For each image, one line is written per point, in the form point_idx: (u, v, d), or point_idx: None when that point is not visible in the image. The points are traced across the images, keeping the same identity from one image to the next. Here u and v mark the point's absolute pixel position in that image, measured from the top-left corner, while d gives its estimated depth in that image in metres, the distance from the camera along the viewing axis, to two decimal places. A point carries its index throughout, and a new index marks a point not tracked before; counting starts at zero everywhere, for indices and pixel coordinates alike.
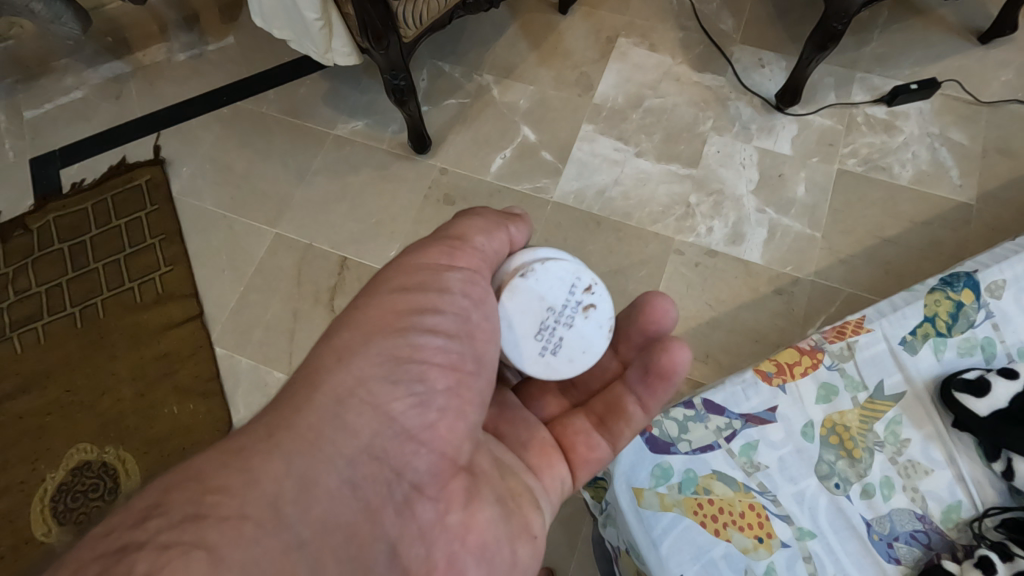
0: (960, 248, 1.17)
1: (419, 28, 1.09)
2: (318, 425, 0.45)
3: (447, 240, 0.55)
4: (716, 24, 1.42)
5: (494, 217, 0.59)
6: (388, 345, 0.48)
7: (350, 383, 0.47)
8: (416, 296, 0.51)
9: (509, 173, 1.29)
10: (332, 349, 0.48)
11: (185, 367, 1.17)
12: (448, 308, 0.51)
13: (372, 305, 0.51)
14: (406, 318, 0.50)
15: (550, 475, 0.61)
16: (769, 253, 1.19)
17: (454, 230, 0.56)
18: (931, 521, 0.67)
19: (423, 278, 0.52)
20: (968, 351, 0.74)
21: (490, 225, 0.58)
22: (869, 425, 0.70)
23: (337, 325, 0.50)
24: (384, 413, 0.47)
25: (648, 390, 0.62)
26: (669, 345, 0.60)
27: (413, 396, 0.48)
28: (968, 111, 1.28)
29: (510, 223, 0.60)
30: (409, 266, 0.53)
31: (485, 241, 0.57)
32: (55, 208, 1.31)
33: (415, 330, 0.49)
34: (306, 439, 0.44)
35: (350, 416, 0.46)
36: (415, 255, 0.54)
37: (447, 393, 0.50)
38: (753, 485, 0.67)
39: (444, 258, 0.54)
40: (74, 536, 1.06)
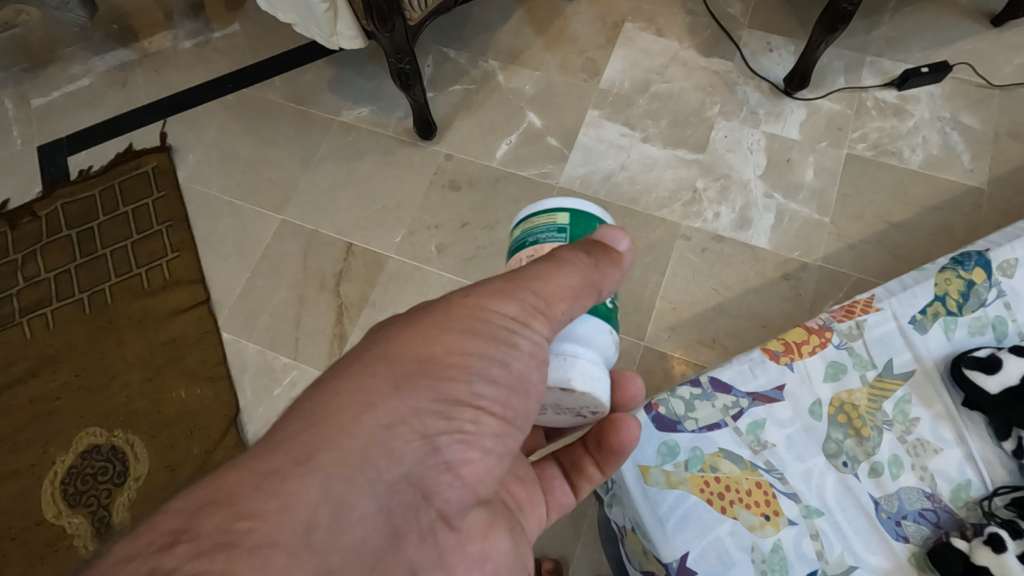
0: (971, 232, 1.16)
1: (424, 11, 1.08)
2: (365, 439, 0.40)
3: (536, 287, 0.47)
4: (723, 9, 1.40)
5: (599, 275, 0.50)
6: (448, 388, 0.43)
7: (404, 413, 0.42)
8: (480, 345, 0.45)
9: (515, 158, 1.28)
10: (392, 366, 0.43)
11: (193, 352, 1.18)
12: (516, 366, 0.46)
13: (440, 341, 0.45)
14: (469, 372, 0.44)
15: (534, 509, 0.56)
16: (777, 239, 1.18)
17: (547, 282, 0.48)
18: (940, 499, 0.67)
19: (495, 333, 0.46)
20: (978, 330, 0.73)
21: (584, 284, 0.49)
22: (878, 404, 0.70)
23: (397, 347, 0.44)
24: (428, 441, 0.42)
25: (601, 456, 0.58)
26: (618, 422, 0.56)
27: (461, 431, 0.44)
28: (981, 95, 1.27)
29: (607, 287, 0.51)
30: (486, 310, 0.46)
31: (571, 308, 0.48)
32: (63, 195, 1.32)
33: (476, 378, 0.45)
34: (350, 463, 0.39)
35: (399, 442, 0.41)
36: (493, 302, 0.47)
37: (495, 438, 0.45)
38: (760, 463, 0.67)
39: (520, 315, 0.47)
40: (86, 517, 1.07)
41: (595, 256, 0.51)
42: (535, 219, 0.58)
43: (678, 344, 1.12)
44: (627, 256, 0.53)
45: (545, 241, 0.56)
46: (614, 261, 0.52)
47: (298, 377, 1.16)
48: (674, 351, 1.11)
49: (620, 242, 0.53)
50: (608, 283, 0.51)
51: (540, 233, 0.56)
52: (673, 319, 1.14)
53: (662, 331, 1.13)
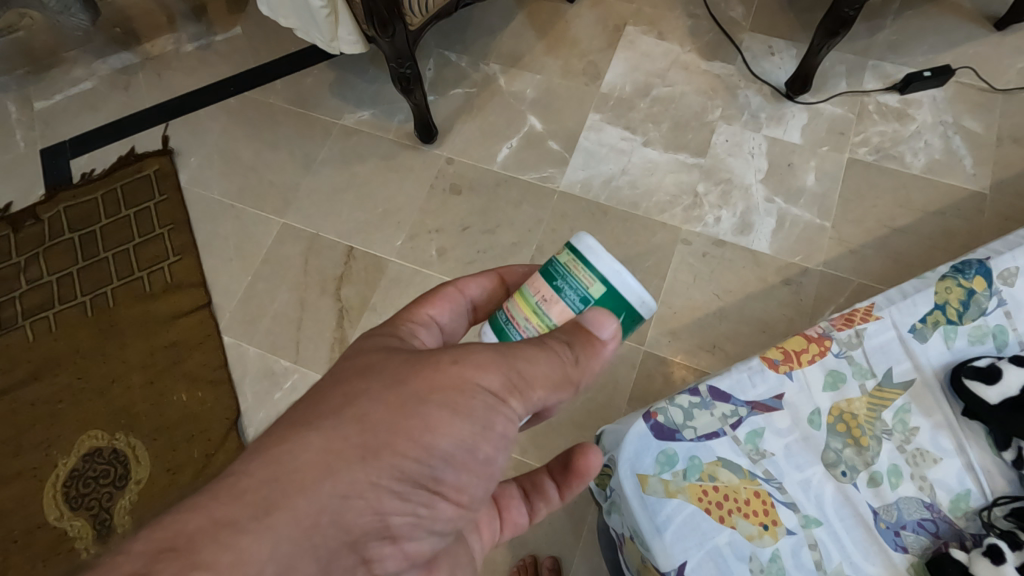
0: (973, 238, 1.15)
1: (426, 15, 1.08)
2: (321, 507, 0.39)
3: (518, 370, 0.45)
4: (726, 11, 1.40)
5: (583, 368, 0.47)
6: (413, 469, 0.42)
7: (362, 488, 0.40)
8: (457, 427, 0.43)
9: (515, 162, 1.28)
10: (363, 435, 0.41)
11: (194, 356, 1.18)
12: (485, 451, 0.45)
13: (418, 416, 0.42)
14: (435, 456, 0.43)
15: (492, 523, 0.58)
16: (778, 243, 1.18)
17: (528, 366, 0.45)
18: (939, 509, 0.67)
19: (474, 412, 0.43)
20: (979, 339, 0.73)
21: (566, 375, 0.46)
22: (877, 413, 0.70)
23: (377, 415, 0.42)
24: (380, 519, 0.41)
25: (564, 480, 0.58)
26: (585, 447, 0.56)
27: (414, 515, 0.43)
28: (983, 99, 1.26)
29: (587, 380, 0.48)
30: (468, 384, 0.43)
31: (546, 394, 0.46)
32: (66, 198, 1.32)
33: (439, 462, 0.43)
34: (302, 525, 0.38)
35: (351, 515, 0.40)
36: (476, 375, 0.44)
37: (447, 520, 0.45)
38: (758, 472, 0.67)
39: (498, 396, 0.44)
40: (87, 520, 1.08)
41: (578, 346, 0.47)
42: (576, 267, 0.49)
43: (678, 349, 1.12)
44: (609, 344, 0.47)
45: (562, 298, 0.49)
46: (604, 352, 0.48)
47: (298, 381, 1.16)
48: (675, 355, 1.11)
49: (607, 331, 0.47)
50: (589, 375, 0.48)
51: (566, 286, 0.49)
52: (674, 323, 1.14)
53: (662, 336, 1.13)
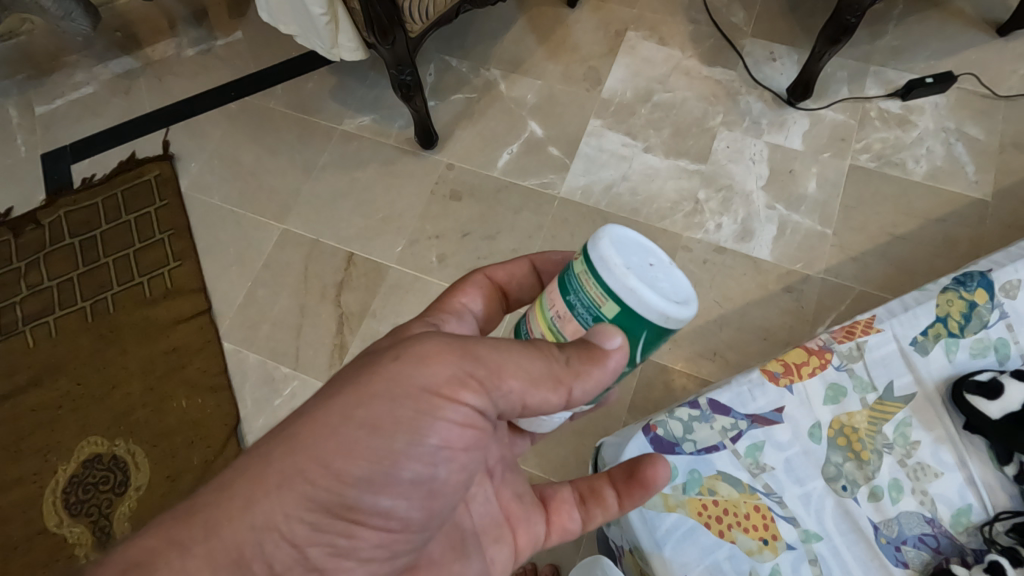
0: (975, 246, 1.15)
1: (426, 22, 1.08)
2: (239, 541, 0.42)
3: (478, 364, 0.45)
4: (727, 17, 1.40)
5: (572, 370, 0.45)
6: (328, 497, 0.43)
7: (274, 520, 0.42)
8: (387, 435, 0.44)
9: (515, 168, 1.28)
10: (279, 466, 0.43)
11: (194, 361, 1.18)
12: (411, 471, 0.45)
13: (343, 427, 0.43)
14: (349, 482, 0.44)
15: (529, 532, 0.59)
16: (779, 250, 1.17)
17: (494, 356, 0.45)
18: (940, 524, 0.66)
19: (413, 406, 0.44)
20: (981, 352, 0.72)
21: (548, 375, 0.45)
22: (878, 426, 0.69)
23: (304, 432, 0.44)
24: (297, 551, 0.43)
25: (626, 492, 0.58)
26: (654, 458, 0.56)
27: (333, 544, 0.44)
28: (985, 105, 1.26)
29: (582, 388, 0.45)
30: (405, 380, 0.44)
31: (519, 385, 0.45)
32: (66, 203, 1.32)
33: (353, 489, 0.44)
34: (230, 557, 0.41)
35: (269, 545, 0.42)
36: (421, 369, 0.44)
37: (375, 547, 0.46)
38: (758, 486, 0.67)
39: (449, 391, 0.45)
40: (86, 527, 1.08)
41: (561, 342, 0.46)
42: (588, 280, 0.44)
43: (679, 356, 1.11)
44: (614, 356, 0.44)
45: (576, 316, 0.45)
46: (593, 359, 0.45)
47: (298, 388, 1.16)
48: (675, 362, 1.11)
49: (614, 339, 0.43)
50: (581, 380, 0.45)
51: (578, 302, 0.45)
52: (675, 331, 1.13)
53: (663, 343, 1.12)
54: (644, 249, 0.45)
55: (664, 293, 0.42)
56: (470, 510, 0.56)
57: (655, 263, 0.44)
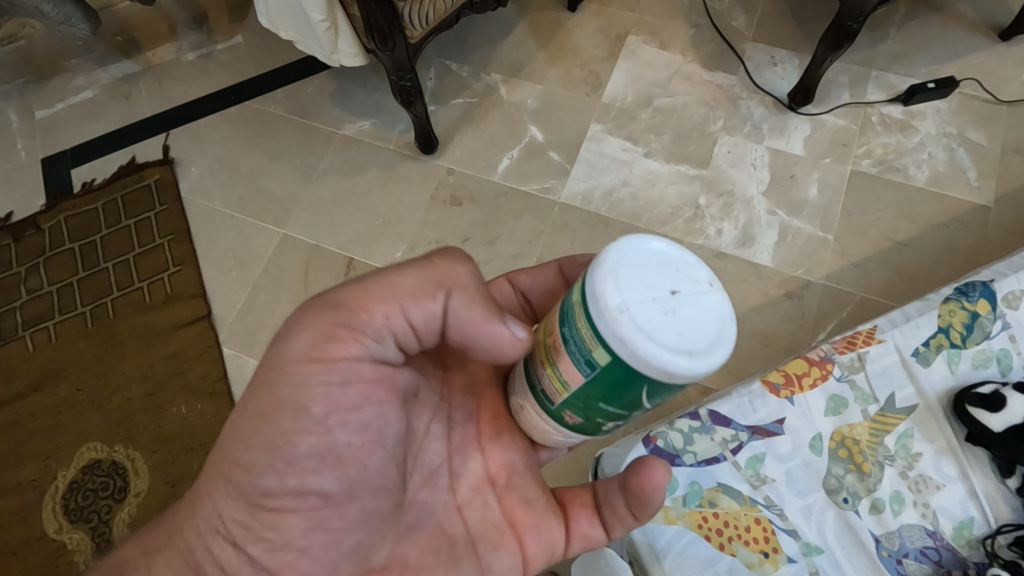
0: (977, 252, 1.15)
1: (426, 28, 1.07)
2: (193, 549, 0.51)
3: (348, 313, 0.48)
4: (728, 21, 1.39)
5: (439, 275, 0.49)
6: (245, 491, 0.48)
7: (214, 524, 0.50)
8: (274, 412, 0.47)
9: (515, 173, 1.28)
10: (209, 483, 0.50)
11: (194, 367, 1.18)
12: (311, 439, 0.48)
13: (238, 422, 0.48)
14: (260, 470, 0.48)
15: (538, 541, 0.54)
16: (780, 256, 1.17)
17: (355, 301, 0.48)
18: (942, 537, 0.66)
19: (291, 379, 0.47)
20: (983, 363, 0.72)
21: (423, 289, 0.49)
22: (880, 438, 0.69)
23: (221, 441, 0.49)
24: (240, 547, 0.50)
25: (634, 501, 0.52)
26: (649, 462, 0.50)
27: (265, 538, 0.49)
28: (988, 110, 1.25)
29: (459, 293, 0.49)
30: (280, 358, 0.48)
31: (391, 309, 0.48)
32: (66, 208, 1.32)
33: (263, 477, 0.48)
34: (187, 563, 0.51)
35: (215, 548, 0.50)
36: (284, 347, 0.48)
37: (308, 531, 0.49)
38: (759, 498, 0.66)
39: (319, 351, 0.47)
40: (85, 533, 1.08)
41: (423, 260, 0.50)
42: (580, 316, 0.41)
43: None
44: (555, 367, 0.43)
45: (569, 353, 0.43)
46: (450, 258, 0.50)
47: None
48: None
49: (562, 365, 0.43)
50: (455, 282, 0.49)
51: (571, 338, 0.42)
52: None
53: None
54: (668, 273, 0.40)
55: (665, 344, 0.38)
56: (463, 515, 0.55)
57: (672, 296, 0.39)
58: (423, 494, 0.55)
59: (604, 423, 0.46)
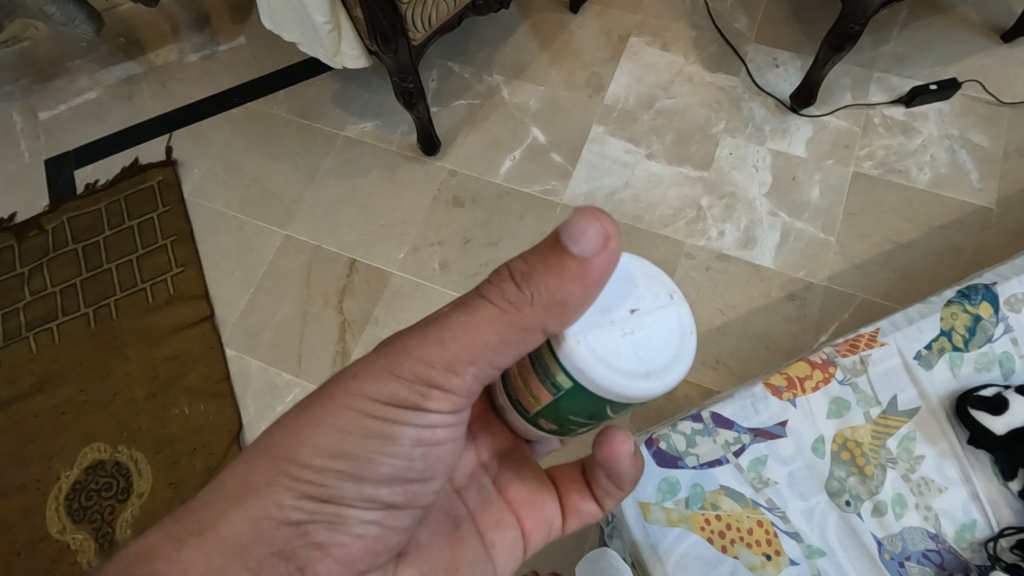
0: (978, 254, 1.15)
1: (428, 31, 1.08)
2: (233, 528, 0.45)
3: (432, 362, 0.46)
4: (730, 22, 1.39)
5: (518, 306, 0.44)
6: (310, 487, 0.47)
7: (269, 509, 0.46)
8: (357, 442, 0.47)
9: (517, 175, 1.28)
10: (268, 463, 0.46)
11: (196, 368, 1.18)
12: (389, 464, 0.48)
13: (313, 440, 0.46)
14: (331, 475, 0.47)
15: (537, 516, 0.59)
16: (782, 258, 1.17)
17: (445, 346, 0.46)
18: (945, 540, 0.66)
19: (378, 413, 0.47)
20: (985, 366, 0.72)
21: (506, 333, 0.45)
22: (882, 441, 0.69)
23: (280, 439, 0.47)
24: (294, 528, 0.47)
25: (610, 476, 0.55)
26: (609, 432, 0.52)
27: (328, 523, 0.47)
28: (990, 112, 1.25)
29: (551, 323, 0.43)
30: (361, 396, 0.47)
31: (481, 359, 0.46)
32: (69, 209, 1.32)
33: (339, 480, 0.47)
34: (227, 547, 0.45)
35: (268, 529, 0.46)
36: (374, 385, 0.47)
37: (366, 522, 0.49)
38: (761, 500, 0.66)
39: (409, 397, 0.47)
40: (88, 534, 1.08)
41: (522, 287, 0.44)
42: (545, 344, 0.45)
43: None
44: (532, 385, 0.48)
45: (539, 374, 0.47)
46: (551, 281, 0.42)
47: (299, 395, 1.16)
48: None
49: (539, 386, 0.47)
50: (536, 314, 0.43)
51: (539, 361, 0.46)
52: None
53: None
54: (627, 295, 0.44)
55: (624, 369, 0.42)
56: (462, 497, 0.58)
57: (630, 317, 0.43)
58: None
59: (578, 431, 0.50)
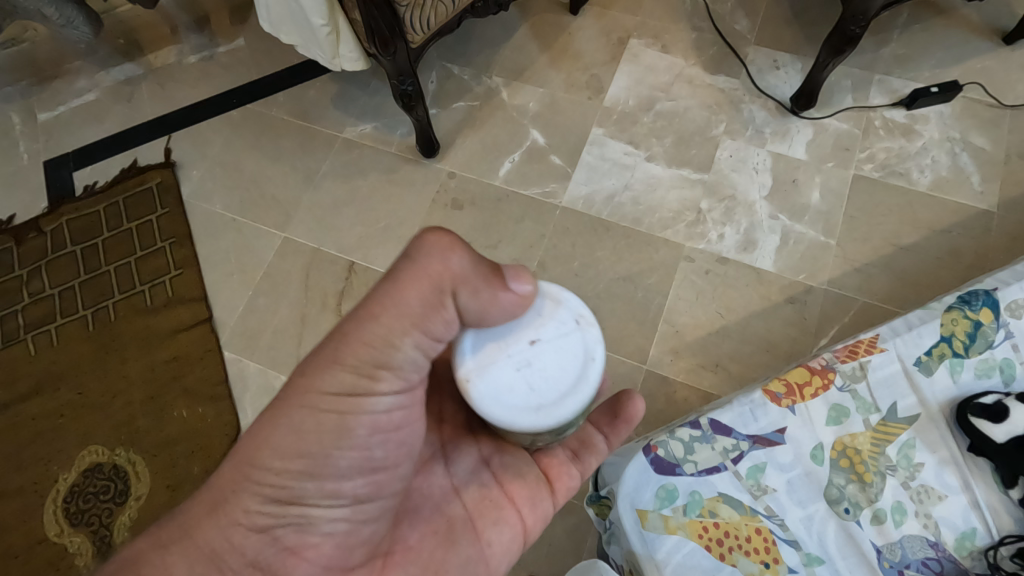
0: (980, 258, 1.14)
1: (427, 33, 1.07)
2: (212, 537, 0.48)
3: (370, 343, 0.47)
4: (730, 24, 1.39)
5: (438, 278, 0.47)
6: (274, 492, 0.49)
7: (237, 517, 0.49)
8: (313, 440, 0.48)
9: (516, 177, 1.28)
10: (235, 473, 0.49)
11: (195, 371, 1.18)
12: (349, 457, 0.49)
13: (272, 443, 0.48)
14: (292, 476, 0.48)
15: (534, 512, 0.62)
16: (782, 262, 1.17)
17: (382, 323, 0.47)
18: (944, 548, 0.66)
19: (332, 408, 0.48)
20: (985, 372, 0.72)
21: (430, 304, 0.47)
22: (881, 448, 0.69)
23: (242, 446, 0.48)
24: (265, 534, 0.50)
25: (612, 428, 0.66)
26: (631, 395, 0.66)
27: (296, 526, 0.50)
28: (991, 115, 1.25)
29: (465, 292, 0.47)
30: (315, 390, 0.48)
31: (419, 332, 0.48)
32: (68, 211, 1.32)
33: (300, 480, 0.49)
34: (203, 555, 0.48)
35: (239, 538, 0.49)
36: (323, 379, 0.47)
37: (334, 521, 0.51)
38: (760, 508, 0.66)
39: (356, 383, 0.48)
40: (85, 537, 1.08)
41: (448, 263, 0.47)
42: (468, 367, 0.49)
43: (681, 368, 1.11)
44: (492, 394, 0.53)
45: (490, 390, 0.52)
46: (475, 260, 0.47)
47: None
48: (676, 374, 1.11)
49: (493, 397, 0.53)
50: (465, 288, 0.47)
51: None
52: (676, 342, 1.13)
53: (665, 355, 1.12)
54: (526, 329, 0.48)
55: (514, 402, 0.47)
56: (461, 496, 0.59)
57: (530, 349, 0.47)
58: (419, 481, 0.59)
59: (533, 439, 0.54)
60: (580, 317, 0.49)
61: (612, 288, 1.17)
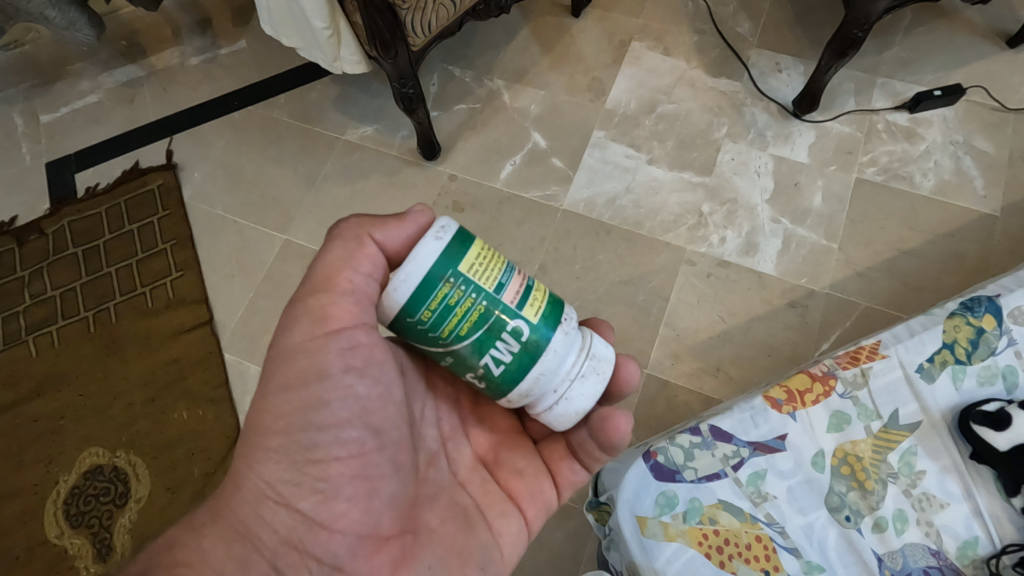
0: (983, 263, 1.13)
1: (429, 36, 1.06)
2: (245, 517, 0.51)
3: (318, 291, 0.53)
4: (732, 27, 1.39)
5: (354, 229, 0.54)
6: (288, 451, 0.52)
7: (261, 490, 0.52)
8: (297, 394, 0.52)
9: (517, 180, 1.27)
10: (249, 445, 0.52)
11: (195, 373, 1.18)
12: (335, 400, 0.52)
13: (267, 410, 0.52)
14: (296, 430, 0.52)
15: (536, 504, 0.65)
16: (784, 266, 1.16)
17: (321, 272, 0.53)
18: (946, 557, 0.66)
19: (303, 361, 0.52)
20: (988, 380, 0.71)
21: (352, 247, 0.53)
22: (883, 455, 0.68)
23: (250, 417, 0.53)
24: (291, 509, 0.52)
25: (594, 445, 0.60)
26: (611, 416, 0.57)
27: (318, 492, 0.53)
28: (995, 119, 1.24)
29: (377, 227, 0.54)
30: (286, 347, 0.53)
31: (354, 271, 0.53)
32: (69, 213, 1.32)
33: (307, 431, 0.52)
34: (237, 532, 0.51)
35: (268, 514, 0.52)
36: (288, 334, 0.53)
37: (354, 480, 0.53)
38: (760, 515, 0.66)
39: (316, 326, 0.52)
40: (86, 539, 1.08)
41: (357, 223, 0.55)
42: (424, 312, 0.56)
43: (681, 372, 1.11)
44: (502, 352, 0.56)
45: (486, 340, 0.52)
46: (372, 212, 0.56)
47: None
48: (677, 377, 1.10)
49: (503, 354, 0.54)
50: (372, 227, 0.54)
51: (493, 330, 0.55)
52: (677, 345, 1.12)
53: (665, 359, 1.12)
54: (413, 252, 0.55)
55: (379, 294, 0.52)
56: (467, 489, 0.64)
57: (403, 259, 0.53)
58: (429, 473, 0.62)
59: (474, 371, 0.53)
60: (438, 222, 0.52)
61: (613, 291, 1.17)
